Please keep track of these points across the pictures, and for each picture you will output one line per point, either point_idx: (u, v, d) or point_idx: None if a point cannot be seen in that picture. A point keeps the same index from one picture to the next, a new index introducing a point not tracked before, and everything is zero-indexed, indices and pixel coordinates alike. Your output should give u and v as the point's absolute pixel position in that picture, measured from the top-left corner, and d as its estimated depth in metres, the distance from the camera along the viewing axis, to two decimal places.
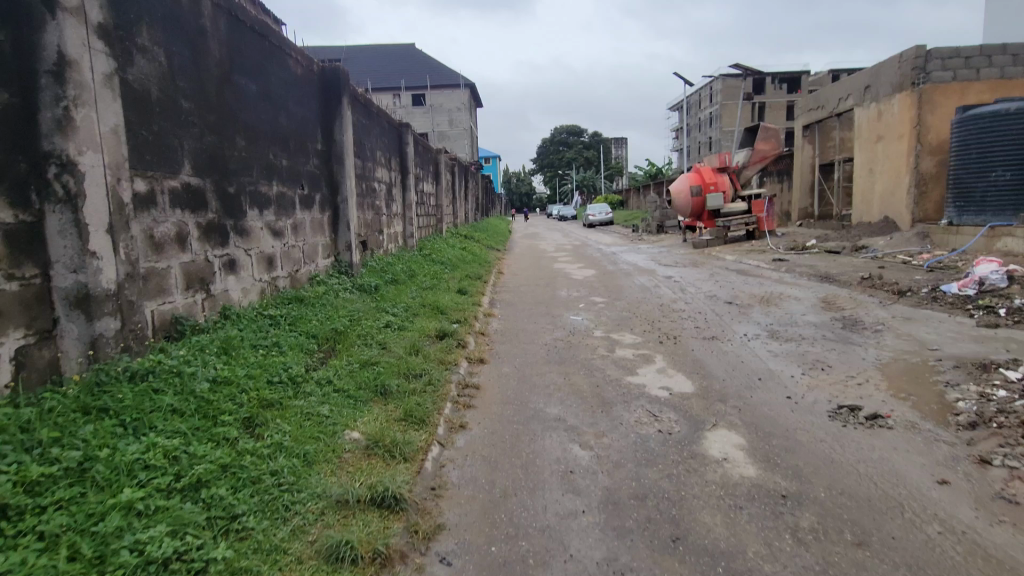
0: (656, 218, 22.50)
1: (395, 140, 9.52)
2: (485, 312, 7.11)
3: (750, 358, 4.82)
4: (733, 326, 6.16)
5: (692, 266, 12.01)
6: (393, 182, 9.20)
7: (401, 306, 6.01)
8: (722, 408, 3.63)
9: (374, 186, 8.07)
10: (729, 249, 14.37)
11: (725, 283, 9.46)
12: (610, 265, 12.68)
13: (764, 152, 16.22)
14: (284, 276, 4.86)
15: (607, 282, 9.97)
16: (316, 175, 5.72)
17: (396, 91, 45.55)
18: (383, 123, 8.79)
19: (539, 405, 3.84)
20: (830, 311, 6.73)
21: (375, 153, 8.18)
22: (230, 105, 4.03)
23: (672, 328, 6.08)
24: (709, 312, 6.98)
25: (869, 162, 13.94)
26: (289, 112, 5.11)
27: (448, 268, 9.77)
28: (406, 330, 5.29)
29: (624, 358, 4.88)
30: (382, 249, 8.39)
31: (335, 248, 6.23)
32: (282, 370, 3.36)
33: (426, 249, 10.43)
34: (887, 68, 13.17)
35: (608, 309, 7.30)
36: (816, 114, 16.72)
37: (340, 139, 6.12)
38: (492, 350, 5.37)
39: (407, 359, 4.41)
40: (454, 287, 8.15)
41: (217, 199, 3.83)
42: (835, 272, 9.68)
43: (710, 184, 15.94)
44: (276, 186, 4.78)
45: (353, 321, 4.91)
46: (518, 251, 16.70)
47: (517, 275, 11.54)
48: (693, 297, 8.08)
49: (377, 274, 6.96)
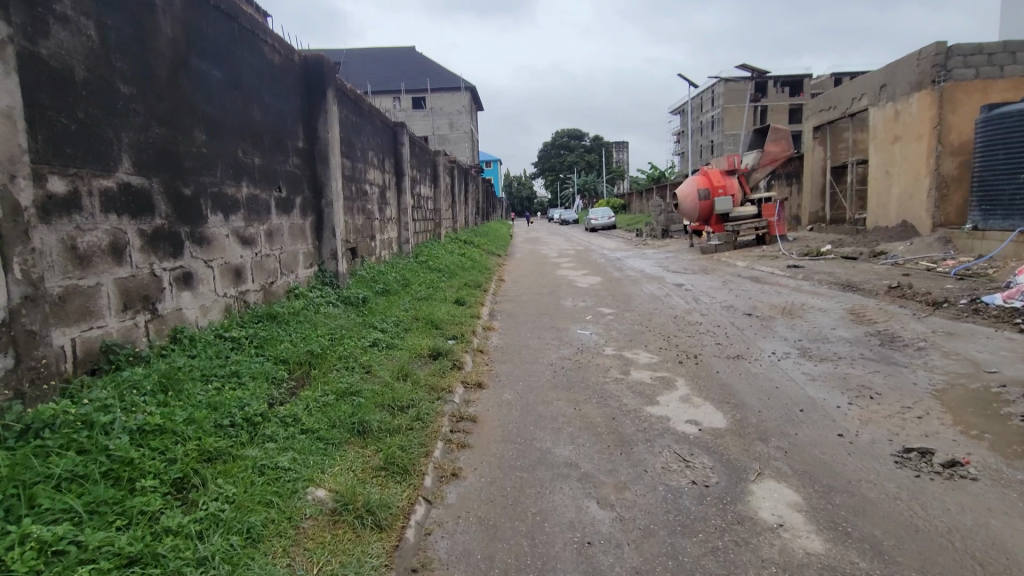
0: (661, 223, 21.93)
1: (389, 140, 8.95)
2: (485, 325, 6.53)
3: (784, 383, 4.24)
4: (758, 342, 5.58)
5: (703, 273, 11.43)
6: (386, 185, 8.62)
7: (391, 321, 5.44)
8: (764, 451, 3.06)
9: (365, 189, 7.50)
10: (739, 255, 13.80)
11: (741, 292, 8.88)
12: (616, 272, 12.09)
13: (774, 153, 15.65)
14: (256, 290, 4.29)
15: (615, 291, 9.39)
16: (296, 176, 5.15)
17: (396, 94, 45.05)
18: (376, 122, 8.23)
19: (546, 445, 3.25)
20: (862, 325, 6.15)
21: (367, 154, 7.61)
22: (186, 93, 3.47)
23: (691, 345, 5.50)
24: (729, 325, 6.39)
25: (885, 164, 13.36)
26: (263, 105, 4.54)
27: (446, 276, 9.20)
28: (394, 349, 4.72)
29: (641, 383, 4.30)
30: (375, 256, 7.82)
31: (319, 256, 5.65)
32: (238, 407, 2.79)
33: (423, 256, 9.84)
34: (904, 66, 12.60)
35: (618, 322, 6.72)
36: (827, 115, 16.15)
37: (324, 136, 5.55)
38: (491, 372, 4.79)
39: (393, 387, 3.84)
40: (451, 297, 7.58)
41: (168, 202, 3.26)
42: (857, 280, 9.10)
43: (719, 187, 15.38)
44: (246, 187, 4.21)
45: (334, 340, 4.35)
46: (520, 257, 16.12)
47: (519, 282, 10.97)
48: (708, 308, 7.50)
49: (366, 285, 6.40)
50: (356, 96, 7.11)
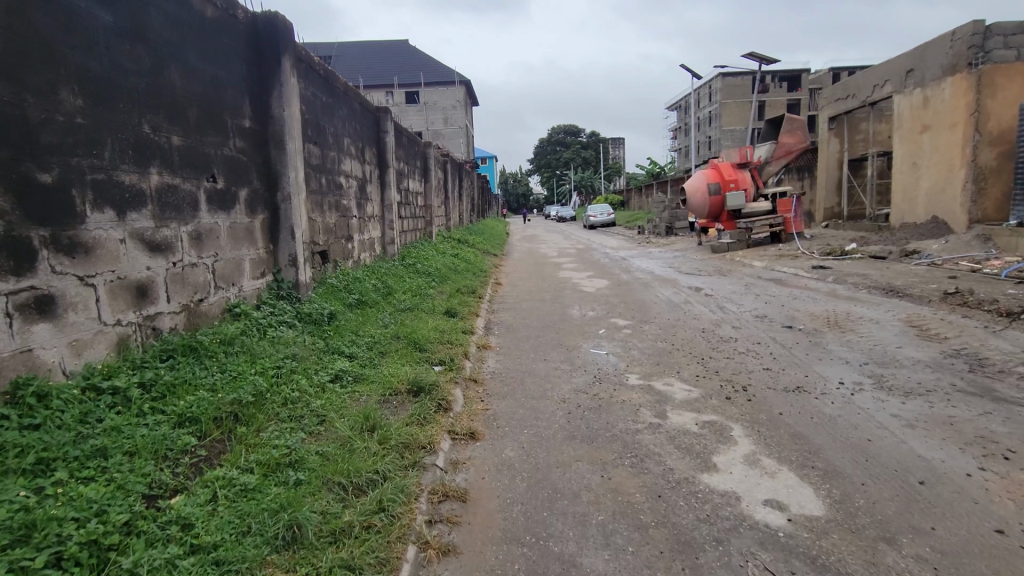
0: (664, 219, 20.88)
1: (370, 126, 7.86)
2: (480, 344, 5.47)
3: (876, 433, 3.18)
4: (814, 365, 4.54)
5: (719, 275, 10.39)
6: (366, 179, 7.52)
7: (362, 346, 4.38)
8: (899, 565, 2.04)
9: (340, 182, 6.42)
10: (755, 254, 12.79)
11: (770, 298, 7.84)
12: (623, 274, 11.06)
13: (789, 145, 14.66)
14: (174, 311, 3.23)
15: (625, 296, 8.34)
16: (239, 163, 4.07)
17: (388, 89, 43.84)
18: (354, 105, 7.15)
19: (568, 550, 2.21)
20: (932, 342, 5.10)
21: (342, 141, 6.50)
22: (44, 36, 2.40)
23: (734, 370, 4.45)
24: (771, 342, 5.34)
25: (911, 155, 12.36)
26: (187, 66, 3.46)
27: (436, 281, 8.15)
28: (361, 387, 3.67)
29: (685, 434, 3.23)
30: (351, 260, 6.74)
31: (274, 262, 4.59)
32: (79, 520, 1.75)
33: (410, 259, 8.75)
34: (936, 49, 11.58)
35: (637, 338, 5.67)
36: (844, 103, 15.10)
37: (279, 114, 4.48)
38: (487, 413, 3.75)
39: (351, 450, 2.79)
40: (439, 308, 6.51)
41: (6, 193, 2.21)
42: (899, 283, 8.07)
43: (730, 182, 14.42)
44: (157, 176, 3.13)
45: (278, 378, 3.30)
46: (518, 258, 15.04)
47: (518, 286, 9.91)
48: (739, 319, 6.44)
49: (336, 295, 5.33)
50: (326, 73, 6.02)
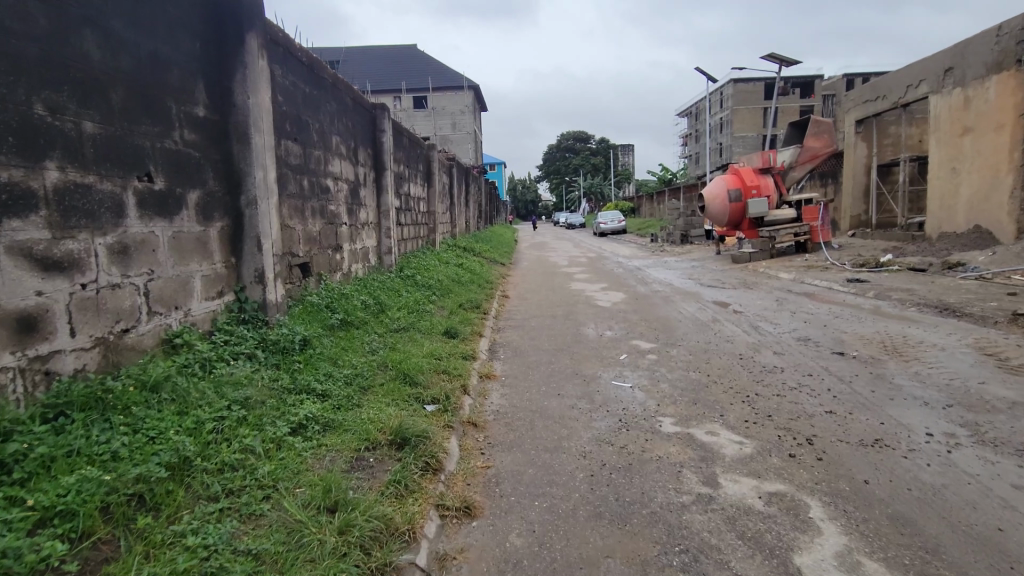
0: (679, 227, 20.04)
1: (365, 124, 7.14)
2: (483, 373, 4.69)
3: (1006, 517, 2.38)
4: (886, 407, 3.73)
5: (745, 288, 9.58)
6: (359, 182, 6.79)
7: (339, 383, 3.62)
8: None
9: (327, 185, 5.70)
10: (780, 264, 11.97)
11: (808, 316, 7.02)
12: (640, 286, 10.27)
13: (814, 149, 13.85)
14: (82, 349, 2.50)
15: (646, 312, 7.54)
16: (187, 159, 3.34)
17: (397, 93, 43.31)
18: (346, 100, 6.44)
19: None
20: (1020, 376, 4.28)
21: (329, 139, 5.78)
22: None
23: (789, 413, 3.65)
24: (825, 374, 4.54)
25: (949, 160, 11.52)
26: (111, 35, 2.75)
27: (436, 295, 7.41)
28: (329, 443, 2.91)
29: (748, 514, 2.45)
30: (340, 273, 6.00)
31: (237, 278, 3.85)
32: None
33: (409, 270, 7.99)
34: (979, 45, 10.77)
35: (665, 365, 4.88)
36: (874, 105, 14.29)
37: (243, 101, 3.75)
38: (489, 473, 2.98)
39: (299, 548, 2.02)
40: (437, 328, 5.75)
41: None
42: (953, 300, 7.21)
43: (752, 188, 13.64)
44: (56, 172, 2.41)
45: (216, 435, 2.54)
46: (527, 267, 14.30)
47: (526, 299, 9.14)
48: (780, 342, 5.65)
49: (315, 316, 4.58)
50: (311, 61, 5.31)
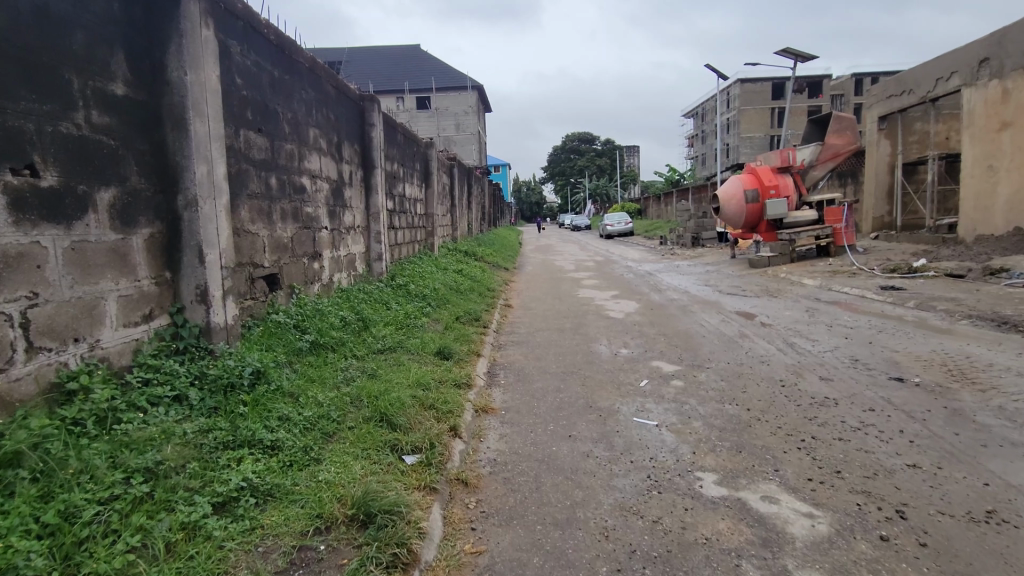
0: (690, 229, 19.27)
1: (350, 117, 6.42)
2: (480, 407, 3.94)
3: None
4: (983, 458, 2.97)
5: (769, 296, 8.81)
6: (343, 182, 6.06)
7: (295, 432, 2.88)
8: None
9: (302, 185, 4.97)
10: (803, 270, 11.18)
11: (846, 330, 6.25)
12: (654, 293, 9.51)
13: (836, 147, 13.07)
14: None
15: (664, 325, 6.79)
16: (95, 147, 2.62)
17: (400, 94, 42.69)
18: (328, 88, 5.70)
19: None
20: None
21: (304, 132, 5.05)
22: None
23: (863, 468, 2.90)
24: (889, 407, 3.78)
25: (985, 157, 10.73)
26: None
27: (430, 307, 6.67)
28: (266, 527, 2.17)
29: None
30: (318, 284, 5.26)
31: (173, 297, 3.12)
32: None
33: (401, 279, 7.25)
34: (1019, 33, 9.99)
35: (694, 395, 4.12)
36: (900, 100, 13.50)
37: (179, 77, 3.02)
38: (480, 564, 2.23)
39: None
40: (428, 348, 5.00)
41: None
42: (1009, 312, 6.42)
43: (770, 188, 12.87)
44: None
45: (94, 530, 1.82)
46: (533, 272, 13.57)
47: (530, 308, 8.40)
48: (824, 364, 4.88)
49: (276, 339, 3.83)
50: (280, 41, 4.57)
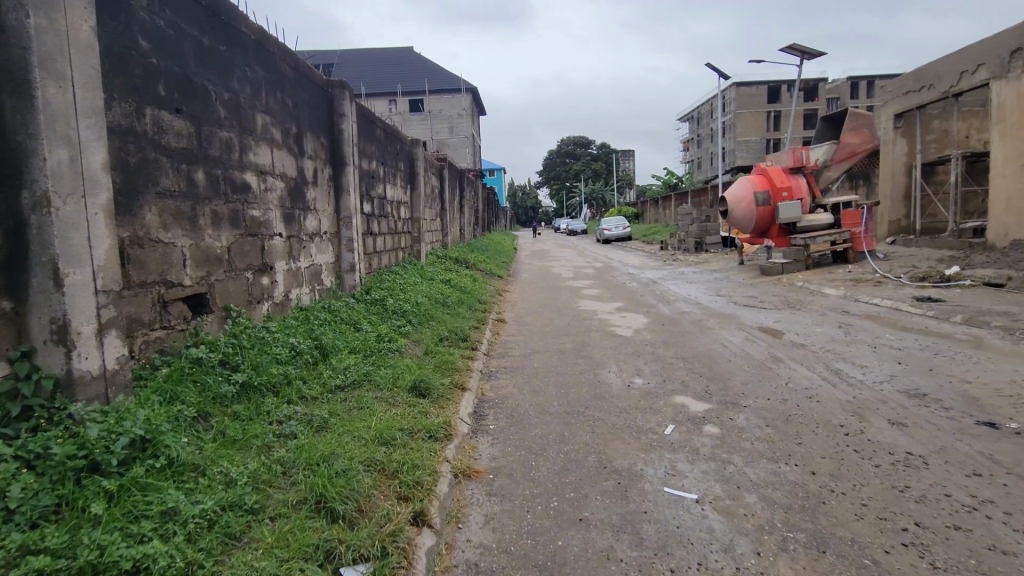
0: (693, 234, 18.39)
1: (315, 106, 5.50)
2: (460, 470, 3.02)
3: None
4: None
5: (792, 309, 7.92)
6: (304, 181, 5.14)
7: (177, 538, 1.94)
8: None
9: (245, 182, 4.04)
10: (822, 279, 10.32)
11: (895, 352, 5.36)
12: (662, 305, 8.62)
13: (852, 145, 12.22)
14: None
15: (680, 346, 5.87)
16: None
17: (393, 96, 41.75)
18: (284, 68, 4.78)
19: None
20: None
21: (248, 117, 4.12)
22: None
23: None
24: (1001, 471, 2.87)
25: (1018, 155, 9.89)
26: None
27: (409, 325, 5.75)
28: None
29: None
30: (268, 303, 4.33)
31: (17, 336, 2.18)
32: None
33: (378, 292, 6.33)
34: None
35: (737, 450, 3.20)
36: (919, 96, 12.69)
37: (19, 21, 2.09)
38: None
39: None
40: (401, 383, 4.07)
41: None
42: None
43: (782, 190, 12.02)
44: None
45: None
46: (529, 280, 12.65)
47: (526, 323, 7.50)
48: (887, 402, 3.97)
49: (188, 383, 2.89)
50: (212, 1, 3.65)
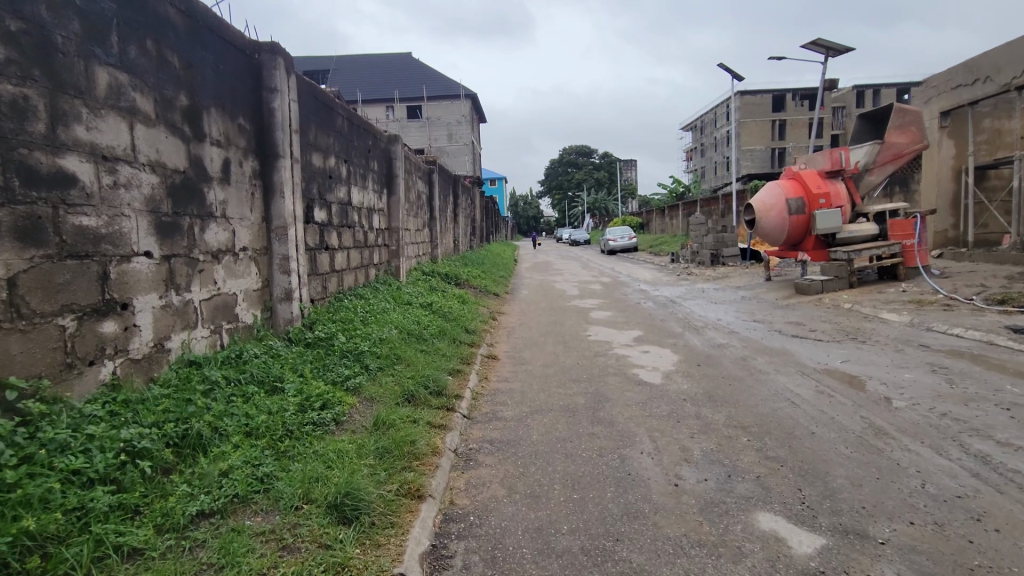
0: (709, 246, 16.79)
1: (226, 72, 3.95)
2: None
3: None
4: None
5: (857, 344, 6.30)
6: (202, 176, 3.58)
7: None
8: None
9: (62, 171, 2.49)
10: (873, 300, 8.75)
11: None
12: (690, 335, 7.02)
13: (898, 146, 10.65)
14: None
15: (732, 405, 4.25)
16: None
17: (390, 102, 40.42)
18: (161, 8, 3.24)
19: None
20: None
21: (71, 65, 2.57)
22: None
23: None
24: None
25: None
26: None
27: (362, 376, 4.14)
28: None
29: None
30: (117, 361, 2.76)
31: None
32: None
33: (325, 329, 4.75)
34: None
35: None
36: (972, 90, 11.18)
37: None
38: None
39: None
40: (314, 499, 2.48)
41: None
42: None
43: (818, 196, 10.48)
44: None
45: None
46: (530, 298, 11.09)
47: (525, 362, 5.90)
48: None
49: None
50: None
